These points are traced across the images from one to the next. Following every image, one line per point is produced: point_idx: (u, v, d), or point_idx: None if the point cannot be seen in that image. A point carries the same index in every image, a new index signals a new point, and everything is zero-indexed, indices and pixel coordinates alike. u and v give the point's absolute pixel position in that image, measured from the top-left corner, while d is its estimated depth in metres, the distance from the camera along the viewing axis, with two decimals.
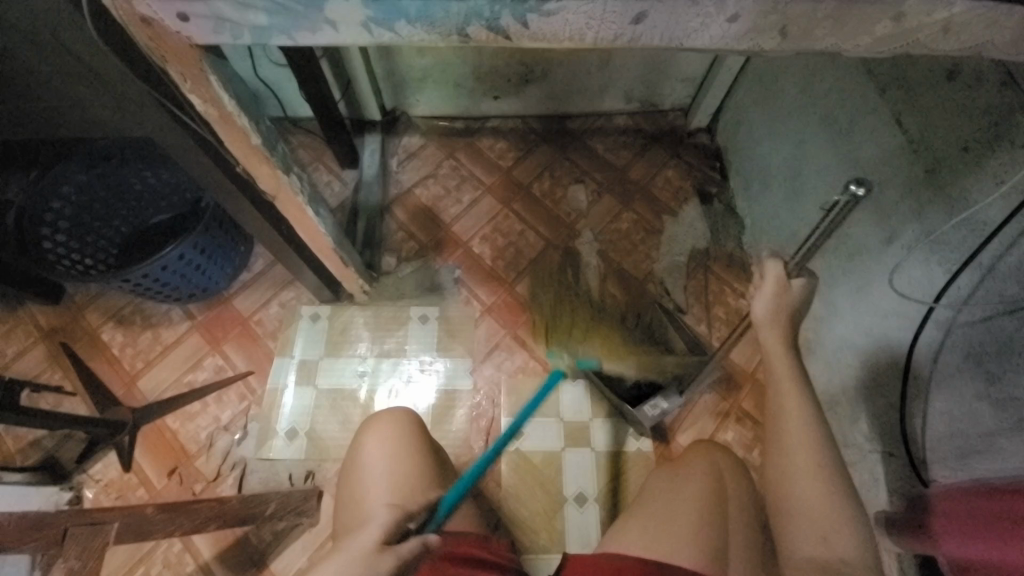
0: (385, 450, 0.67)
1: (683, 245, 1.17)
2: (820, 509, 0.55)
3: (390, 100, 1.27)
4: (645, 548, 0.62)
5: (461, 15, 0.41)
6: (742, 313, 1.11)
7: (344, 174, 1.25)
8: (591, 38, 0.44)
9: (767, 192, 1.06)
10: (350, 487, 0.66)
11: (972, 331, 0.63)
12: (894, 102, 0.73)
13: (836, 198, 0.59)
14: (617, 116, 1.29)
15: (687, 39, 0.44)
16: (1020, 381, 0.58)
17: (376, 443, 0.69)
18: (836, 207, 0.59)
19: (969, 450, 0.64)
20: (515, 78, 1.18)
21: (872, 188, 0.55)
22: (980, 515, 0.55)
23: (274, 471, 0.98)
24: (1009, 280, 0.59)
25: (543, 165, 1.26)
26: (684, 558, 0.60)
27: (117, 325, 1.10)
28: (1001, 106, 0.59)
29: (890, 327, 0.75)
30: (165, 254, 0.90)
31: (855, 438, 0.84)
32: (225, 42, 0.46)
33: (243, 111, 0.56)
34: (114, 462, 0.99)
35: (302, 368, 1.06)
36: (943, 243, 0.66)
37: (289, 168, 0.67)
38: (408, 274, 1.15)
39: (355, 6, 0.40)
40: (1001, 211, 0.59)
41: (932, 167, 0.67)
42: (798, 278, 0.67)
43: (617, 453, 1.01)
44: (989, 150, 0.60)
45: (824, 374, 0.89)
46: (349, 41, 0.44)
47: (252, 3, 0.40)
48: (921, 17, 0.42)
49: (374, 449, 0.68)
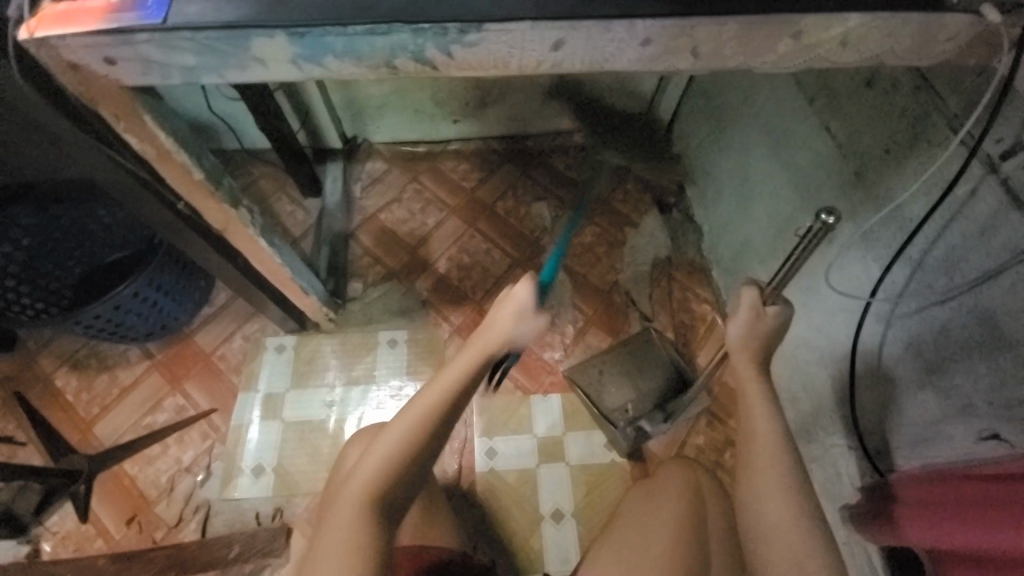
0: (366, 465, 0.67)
1: (646, 256, 1.20)
2: (789, 519, 0.53)
3: (350, 128, 1.28)
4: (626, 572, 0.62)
5: (386, 49, 0.43)
6: (706, 318, 1.13)
7: (307, 203, 1.25)
8: (515, 65, 0.46)
9: (720, 200, 1.10)
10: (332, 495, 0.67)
11: (908, 323, 0.66)
12: (822, 111, 0.77)
13: (809, 225, 0.56)
14: (576, 132, 1.33)
15: (606, 63, 0.46)
16: (957, 369, 0.59)
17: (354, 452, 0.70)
18: (810, 234, 0.57)
19: (920, 439, 0.65)
20: (472, 102, 1.21)
21: (842, 216, 0.54)
22: (947, 502, 0.53)
23: (240, 511, 0.95)
24: (936, 272, 0.61)
25: (507, 184, 1.28)
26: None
27: (72, 370, 1.06)
28: (914, 109, 0.62)
29: (839, 322, 0.78)
30: (116, 292, 0.89)
31: (819, 434, 0.85)
32: (155, 83, 0.46)
33: (182, 148, 0.58)
34: (69, 513, 0.95)
35: (266, 402, 1.04)
36: (876, 240, 0.69)
37: (236, 201, 0.68)
38: (375, 299, 1.15)
39: (282, 44, 0.42)
40: (923, 207, 0.62)
41: (859, 169, 0.72)
42: (772, 306, 0.65)
43: (593, 466, 1.01)
44: (908, 151, 0.64)
45: (786, 370, 0.93)
46: (280, 78, 0.46)
47: (178, 44, 0.42)
48: (819, 33, 0.45)
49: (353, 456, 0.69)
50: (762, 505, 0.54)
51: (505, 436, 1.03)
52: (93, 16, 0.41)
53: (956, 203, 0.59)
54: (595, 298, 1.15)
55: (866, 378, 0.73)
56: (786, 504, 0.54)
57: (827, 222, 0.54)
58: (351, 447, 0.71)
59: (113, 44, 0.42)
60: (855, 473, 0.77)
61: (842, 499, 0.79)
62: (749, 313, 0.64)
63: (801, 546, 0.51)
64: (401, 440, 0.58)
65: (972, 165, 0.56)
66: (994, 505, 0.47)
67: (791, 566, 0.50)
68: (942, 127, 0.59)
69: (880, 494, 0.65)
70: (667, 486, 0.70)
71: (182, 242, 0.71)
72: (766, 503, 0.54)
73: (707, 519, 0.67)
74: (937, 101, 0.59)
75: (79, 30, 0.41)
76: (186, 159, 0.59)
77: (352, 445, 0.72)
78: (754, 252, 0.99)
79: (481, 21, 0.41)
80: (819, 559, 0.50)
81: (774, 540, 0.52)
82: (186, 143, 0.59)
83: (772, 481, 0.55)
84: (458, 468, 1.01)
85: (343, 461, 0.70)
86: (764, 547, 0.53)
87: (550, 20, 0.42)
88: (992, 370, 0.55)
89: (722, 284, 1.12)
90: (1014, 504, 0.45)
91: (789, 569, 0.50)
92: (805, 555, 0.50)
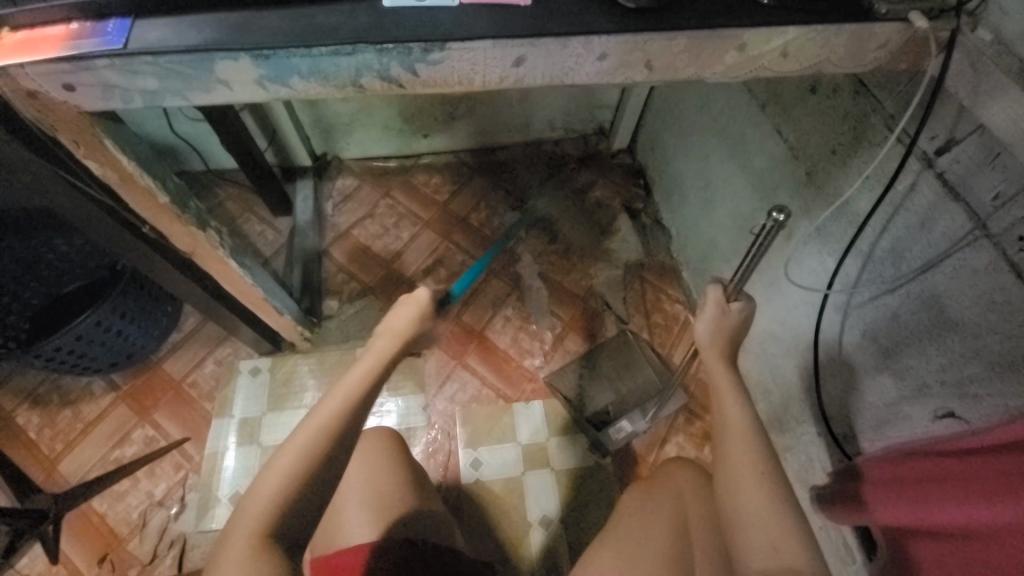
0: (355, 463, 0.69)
1: (618, 260, 1.22)
2: (766, 504, 0.54)
3: (319, 146, 1.27)
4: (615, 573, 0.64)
5: (351, 69, 0.44)
6: (679, 317, 1.16)
7: (277, 222, 1.24)
8: (480, 81, 0.47)
9: (685, 203, 1.14)
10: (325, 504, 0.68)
11: (863, 311, 0.70)
12: (774, 116, 0.82)
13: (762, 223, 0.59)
14: (544, 143, 1.36)
15: (566, 77, 0.48)
16: (910, 352, 0.63)
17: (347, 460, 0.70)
18: (765, 232, 0.59)
19: (881, 421, 0.68)
20: (441, 116, 1.22)
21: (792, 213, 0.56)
22: (906, 480, 0.56)
23: (218, 543, 0.92)
24: (884, 262, 0.66)
25: (478, 196, 1.29)
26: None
27: (34, 407, 1.01)
28: (854, 112, 0.67)
29: (802, 315, 0.82)
30: (78, 321, 0.85)
31: (790, 424, 0.89)
32: (116, 107, 0.47)
33: (145, 171, 0.58)
34: (38, 556, 0.90)
35: (242, 427, 1.01)
36: (828, 235, 0.74)
37: (204, 223, 0.68)
38: (351, 315, 1.14)
39: (248, 66, 0.43)
40: (868, 202, 0.67)
41: (810, 169, 0.76)
42: (736, 302, 0.68)
43: (576, 469, 1.01)
44: (852, 150, 0.68)
45: (756, 364, 0.96)
46: (245, 98, 0.46)
47: (140, 68, 0.43)
48: (761, 45, 0.48)
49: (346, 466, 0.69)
50: (739, 494, 0.55)
51: (489, 446, 1.03)
52: (53, 44, 0.42)
53: (898, 197, 0.63)
54: (571, 303, 1.17)
55: (830, 366, 0.77)
56: (766, 498, 0.54)
57: (779, 219, 0.56)
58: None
59: (72, 70, 0.42)
60: (826, 458, 0.80)
61: (814, 484, 0.82)
62: (715, 310, 0.67)
63: (779, 530, 0.52)
64: (281, 477, 0.47)
65: (910, 161, 0.60)
66: (950, 480, 0.50)
67: (768, 549, 0.51)
68: (880, 127, 0.63)
69: (843, 474, 0.68)
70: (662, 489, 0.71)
71: (148, 266, 0.70)
72: (744, 490, 0.55)
73: (694, 522, 0.67)
74: (874, 104, 0.64)
75: (39, 58, 0.41)
76: (150, 182, 0.59)
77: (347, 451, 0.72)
78: (720, 251, 1.03)
79: (444, 40, 0.43)
80: (797, 544, 0.51)
81: (752, 533, 0.53)
82: (148, 166, 0.59)
83: (752, 477, 0.56)
84: (444, 481, 1.00)
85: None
86: (744, 530, 0.53)
87: (511, 37, 0.43)
88: (942, 351, 0.59)
89: (692, 284, 1.16)
90: (976, 475, 0.47)
91: (767, 554, 0.51)
92: (782, 538, 0.51)
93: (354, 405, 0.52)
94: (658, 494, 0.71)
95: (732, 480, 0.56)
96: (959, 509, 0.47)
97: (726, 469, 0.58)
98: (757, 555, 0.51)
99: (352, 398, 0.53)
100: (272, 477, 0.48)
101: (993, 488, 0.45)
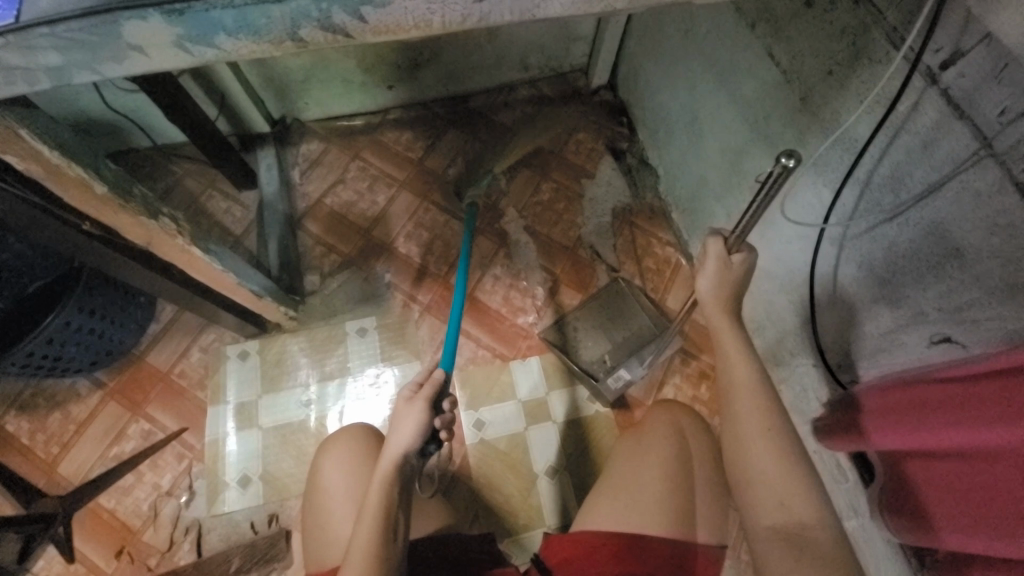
0: (343, 473, 0.70)
1: (606, 206, 1.18)
2: (776, 461, 0.56)
3: (276, 108, 1.17)
4: (620, 522, 0.65)
5: (286, 19, 0.38)
6: (671, 260, 1.14)
7: (243, 197, 1.16)
8: (439, 23, 0.41)
9: (672, 140, 1.08)
10: (315, 510, 0.69)
11: (860, 243, 0.68)
12: (764, 37, 0.75)
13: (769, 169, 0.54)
14: (519, 86, 1.26)
15: (537, 10, 0.41)
16: (907, 281, 0.62)
17: (335, 468, 0.71)
18: (771, 179, 0.55)
19: (877, 349, 0.69)
20: (405, 65, 1.12)
21: (803, 157, 0.52)
22: (898, 409, 0.57)
23: (233, 524, 0.93)
24: (883, 190, 0.63)
25: (454, 150, 1.22)
26: (655, 528, 0.64)
27: (20, 413, 0.99)
28: (853, 26, 0.61)
29: (797, 250, 0.80)
30: (44, 325, 0.81)
31: (787, 358, 0.90)
32: (22, 91, 0.41)
33: (74, 161, 0.52)
34: (54, 555, 0.91)
35: (239, 412, 1.00)
36: (825, 164, 0.70)
37: (154, 210, 0.62)
38: (336, 289, 1.10)
39: (160, 25, 0.37)
40: (867, 127, 0.63)
41: (805, 94, 0.71)
42: (737, 254, 0.63)
43: (577, 419, 1.03)
44: (851, 70, 0.63)
45: (751, 301, 0.96)
46: (168, 65, 0.41)
47: (34, 43, 0.36)
48: None
49: (334, 474, 0.70)
50: (749, 453, 0.57)
51: (490, 406, 1.04)
52: None
53: (899, 119, 0.59)
54: (561, 256, 1.14)
55: (826, 300, 0.76)
56: (778, 458, 0.56)
57: (787, 165, 0.52)
58: (327, 455, 0.72)
59: None
60: (821, 388, 0.82)
61: (810, 413, 0.84)
62: (715, 264, 0.63)
63: (789, 488, 0.55)
64: (380, 496, 0.56)
65: (914, 78, 0.56)
66: (942, 407, 0.51)
67: (776, 506, 0.54)
68: (881, 42, 0.58)
69: (842, 404, 0.69)
70: (662, 433, 0.72)
71: (105, 263, 0.65)
72: (751, 448, 0.57)
73: (699, 461, 0.70)
74: (876, 15, 0.58)
75: None
76: (81, 172, 0.53)
77: (331, 448, 0.73)
78: (710, 189, 0.99)
79: None
80: (807, 502, 0.54)
81: (760, 490, 0.56)
82: (75, 153, 0.53)
83: (765, 443, 0.57)
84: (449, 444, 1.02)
85: (323, 472, 0.71)
86: (755, 489, 0.56)
87: None
88: (940, 280, 0.57)
89: (683, 225, 1.13)
90: (973, 403, 0.47)
91: (775, 508, 0.54)
92: (793, 496, 0.54)
93: (414, 441, 0.59)
94: (659, 437, 0.71)
95: (740, 442, 0.58)
96: (956, 434, 0.48)
97: (735, 430, 0.59)
98: (763, 513, 0.55)
99: (410, 439, 0.59)
100: (374, 493, 0.56)
101: (990, 414, 0.45)
